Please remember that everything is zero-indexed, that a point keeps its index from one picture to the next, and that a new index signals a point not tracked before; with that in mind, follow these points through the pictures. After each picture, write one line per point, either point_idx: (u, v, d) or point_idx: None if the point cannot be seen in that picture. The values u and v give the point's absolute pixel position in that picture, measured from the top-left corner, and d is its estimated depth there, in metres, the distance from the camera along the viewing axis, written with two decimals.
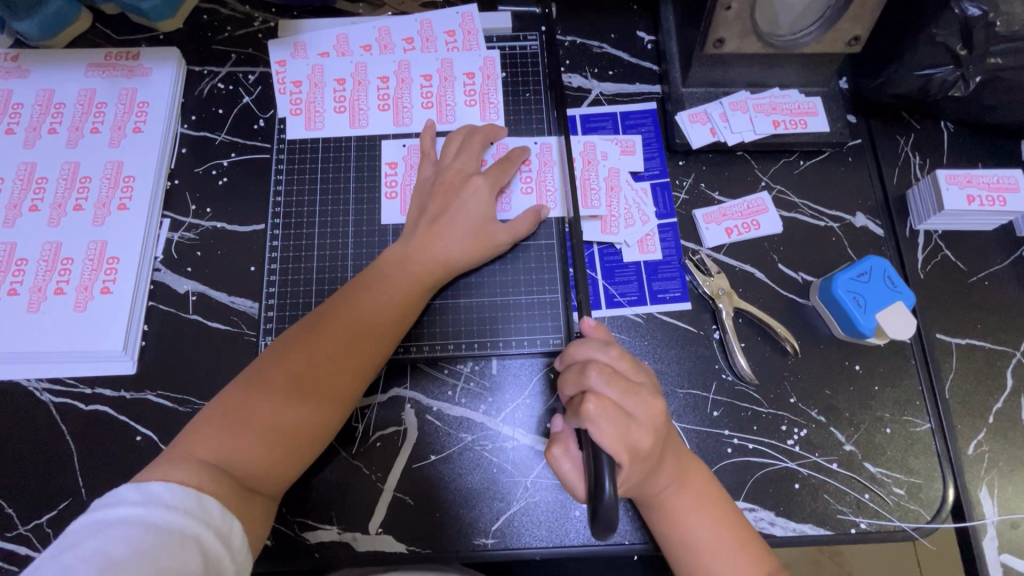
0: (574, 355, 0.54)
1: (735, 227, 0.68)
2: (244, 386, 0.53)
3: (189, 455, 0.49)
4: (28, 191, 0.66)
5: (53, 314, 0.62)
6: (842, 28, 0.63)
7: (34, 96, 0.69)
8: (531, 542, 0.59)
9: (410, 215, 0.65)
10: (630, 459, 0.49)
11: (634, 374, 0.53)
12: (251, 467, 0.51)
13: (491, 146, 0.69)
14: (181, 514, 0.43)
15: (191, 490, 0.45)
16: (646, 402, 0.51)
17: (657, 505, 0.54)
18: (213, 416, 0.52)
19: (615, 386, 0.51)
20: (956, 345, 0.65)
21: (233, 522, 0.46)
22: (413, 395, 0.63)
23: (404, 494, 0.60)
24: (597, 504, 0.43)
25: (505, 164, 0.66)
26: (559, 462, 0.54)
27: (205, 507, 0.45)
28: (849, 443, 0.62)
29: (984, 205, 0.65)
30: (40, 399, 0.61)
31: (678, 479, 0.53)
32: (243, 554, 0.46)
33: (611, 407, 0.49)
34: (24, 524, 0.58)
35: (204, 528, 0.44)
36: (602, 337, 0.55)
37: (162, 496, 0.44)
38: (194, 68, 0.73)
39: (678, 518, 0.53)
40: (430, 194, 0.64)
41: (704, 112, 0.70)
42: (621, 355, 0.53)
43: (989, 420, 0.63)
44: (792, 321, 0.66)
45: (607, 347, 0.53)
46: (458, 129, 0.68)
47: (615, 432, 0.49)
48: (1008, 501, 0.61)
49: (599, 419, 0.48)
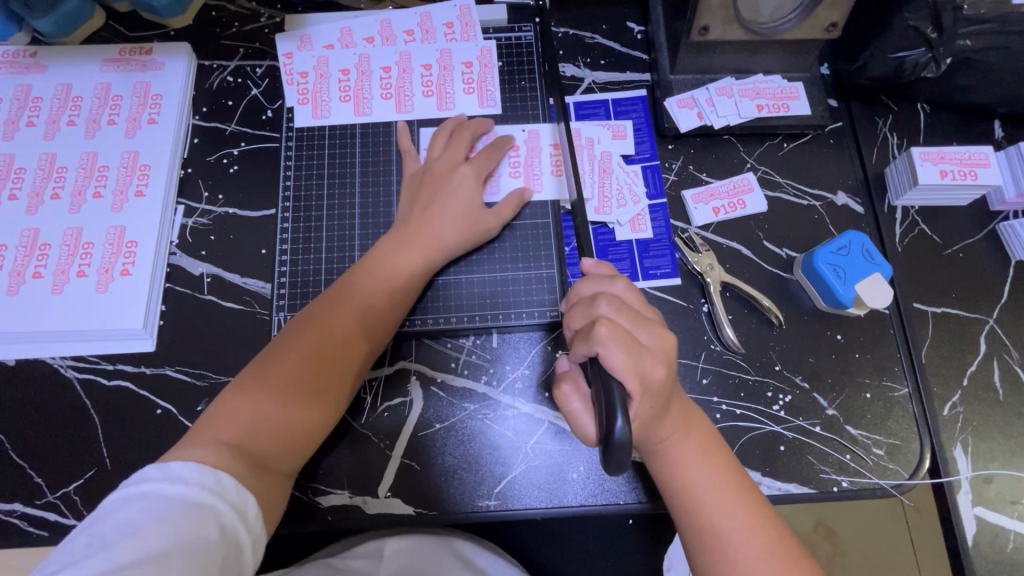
0: (584, 292, 0.56)
1: (722, 206, 0.72)
2: (255, 373, 0.57)
3: (208, 438, 0.52)
4: (50, 180, 0.69)
5: (76, 296, 0.66)
6: (820, 15, 0.67)
7: (52, 91, 0.72)
8: (531, 504, 0.62)
9: (401, 208, 0.68)
10: (641, 393, 0.50)
11: (642, 307, 0.56)
12: (268, 447, 0.54)
13: (481, 137, 0.72)
14: (198, 489, 0.46)
15: (207, 467, 0.48)
16: (656, 333, 0.53)
17: (661, 452, 0.56)
18: (227, 402, 0.55)
19: (624, 314, 0.53)
20: (933, 314, 0.69)
21: (249, 497, 0.49)
22: (419, 368, 0.67)
23: (410, 460, 0.64)
24: (609, 439, 0.44)
25: (492, 151, 0.70)
26: (569, 400, 0.55)
27: (222, 482, 0.48)
28: (831, 408, 0.66)
29: (956, 179, 0.69)
30: (65, 376, 0.65)
31: (682, 428, 0.56)
32: (258, 527, 0.50)
33: (622, 332, 0.51)
34: (53, 492, 0.62)
35: (220, 503, 0.47)
36: (605, 274, 0.58)
37: (181, 474, 0.47)
38: (204, 62, 0.76)
39: (683, 467, 0.55)
40: (419, 187, 0.68)
41: (691, 97, 0.74)
42: (627, 288, 0.56)
43: (964, 383, 0.67)
44: (776, 293, 0.69)
45: (614, 280, 0.56)
46: (448, 121, 0.72)
47: (628, 358, 0.50)
48: (982, 459, 0.65)
49: (611, 343, 0.50)
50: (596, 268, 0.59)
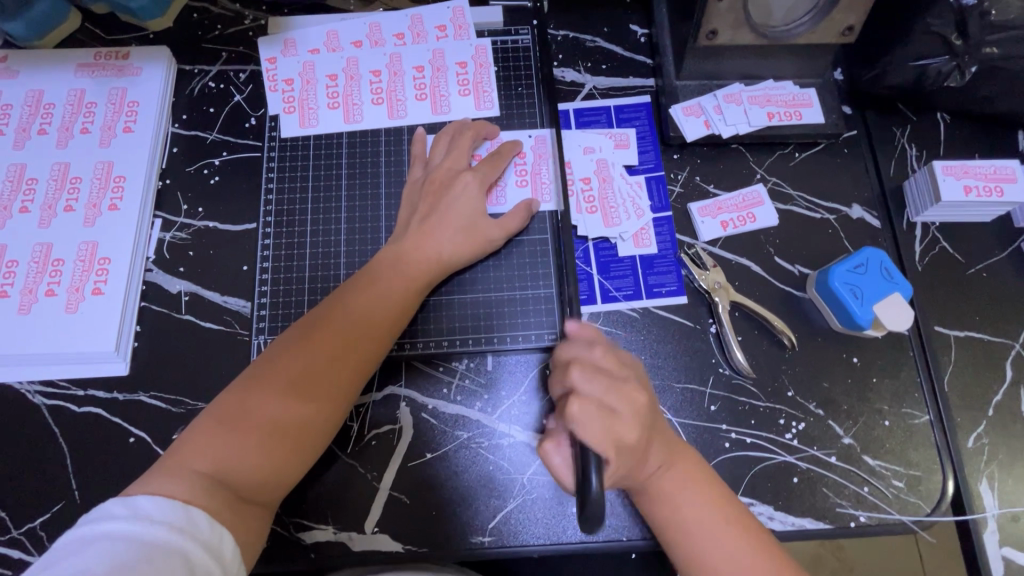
0: (560, 357, 0.54)
1: (731, 220, 0.68)
2: (238, 393, 0.53)
3: (182, 467, 0.48)
4: (19, 192, 0.65)
5: (44, 316, 0.62)
6: (836, 19, 0.63)
7: (23, 98, 0.69)
8: (529, 541, 0.58)
9: (401, 215, 0.65)
10: (618, 453, 0.48)
11: (621, 369, 0.52)
12: (247, 476, 0.50)
13: (484, 142, 0.69)
14: (167, 528, 0.42)
15: (178, 502, 0.44)
16: (628, 396, 0.50)
17: (657, 499, 0.52)
18: (206, 423, 0.51)
19: (598, 383, 0.50)
20: (955, 337, 0.65)
21: (224, 534, 0.45)
22: (408, 394, 0.63)
23: (399, 493, 0.60)
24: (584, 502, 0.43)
25: (495, 160, 0.66)
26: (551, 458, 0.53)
27: (192, 519, 0.44)
28: (847, 437, 0.62)
29: (982, 196, 0.65)
30: (32, 402, 0.61)
31: (669, 459, 0.52)
32: (236, 566, 0.46)
33: (594, 406, 0.49)
34: (18, 527, 0.58)
35: (191, 542, 0.43)
36: (588, 336, 0.55)
37: (147, 510, 0.43)
38: (184, 67, 0.72)
39: (679, 510, 0.51)
40: (419, 195, 0.64)
41: (698, 104, 0.70)
42: (605, 352, 0.53)
43: (989, 413, 0.63)
44: (789, 314, 0.65)
45: (590, 346, 0.53)
46: (447, 127, 0.68)
47: (600, 429, 0.48)
48: (1009, 494, 0.61)
49: (578, 413, 0.48)
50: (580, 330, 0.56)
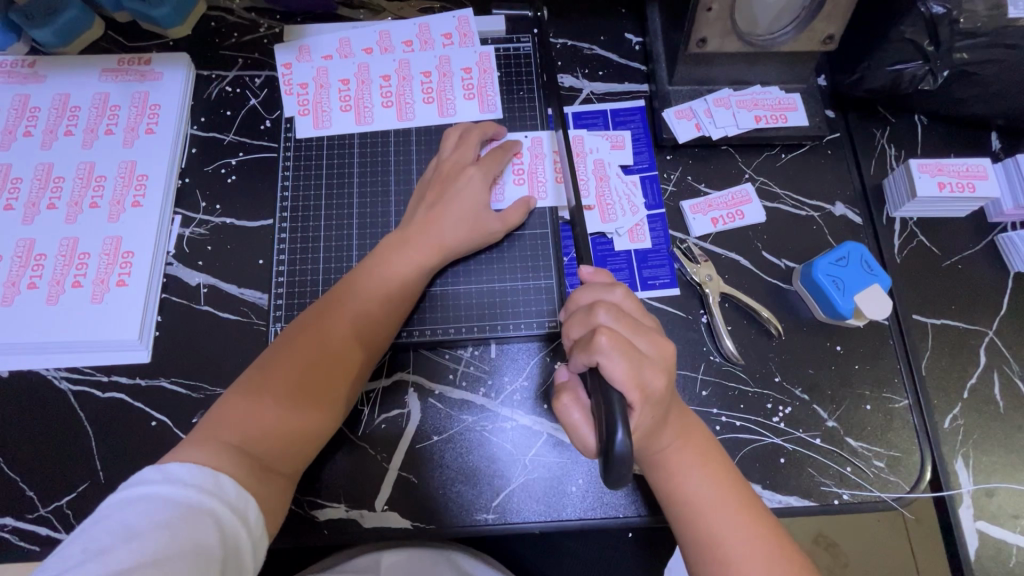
0: (580, 302, 0.55)
1: (721, 216, 0.72)
2: (257, 376, 0.56)
3: (213, 438, 0.51)
4: (46, 190, 0.69)
5: (70, 306, 0.65)
6: (817, 27, 0.67)
7: (50, 101, 0.72)
8: (529, 517, 0.62)
9: (411, 206, 0.68)
10: (643, 401, 0.49)
11: (641, 316, 0.55)
12: (270, 450, 0.53)
13: (526, 139, 0.73)
14: (197, 491, 0.45)
15: (207, 469, 0.47)
16: (655, 341, 0.52)
17: (661, 465, 0.54)
18: (228, 404, 0.54)
19: (623, 323, 0.52)
20: (932, 326, 0.69)
21: (249, 500, 0.48)
22: (416, 379, 0.66)
23: (408, 473, 0.63)
24: (610, 456, 0.43)
25: (499, 155, 0.69)
26: (568, 411, 0.54)
27: (221, 484, 0.47)
28: (832, 420, 0.65)
29: (954, 190, 0.69)
30: (59, 387, 0.64)
31: (682, 436, 0.55)
32: (259, 530, 0.49)
33: (623, 341, 0.50)
34: (45, 506, 0.61)
35: (221, 505, 0.46)
36: (603, 282, 0.57)
37: (180, 476, 0.46)
38: (202, 72, 0.76)
39: (682, 478, 0.54)
40: (428, 185, 0.68)
41: (689, 108, 0.74)
42: (626, 296, 0.55)
43: (964, 396, 0.66)
44: (776, 304, 0.69)
45: (612, 288, 0.56)
46: (455, 127, 0.72)
47: (628, 367, 0.49)
48: (982, 471, 0.64)
49: (612, 353, 0.49)
50: (593, 277, 0.58)
